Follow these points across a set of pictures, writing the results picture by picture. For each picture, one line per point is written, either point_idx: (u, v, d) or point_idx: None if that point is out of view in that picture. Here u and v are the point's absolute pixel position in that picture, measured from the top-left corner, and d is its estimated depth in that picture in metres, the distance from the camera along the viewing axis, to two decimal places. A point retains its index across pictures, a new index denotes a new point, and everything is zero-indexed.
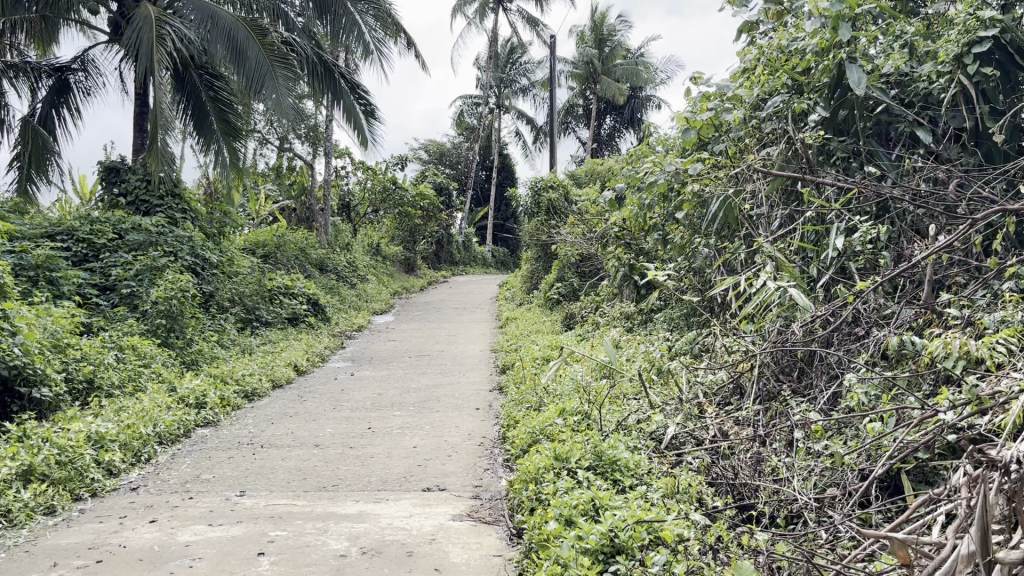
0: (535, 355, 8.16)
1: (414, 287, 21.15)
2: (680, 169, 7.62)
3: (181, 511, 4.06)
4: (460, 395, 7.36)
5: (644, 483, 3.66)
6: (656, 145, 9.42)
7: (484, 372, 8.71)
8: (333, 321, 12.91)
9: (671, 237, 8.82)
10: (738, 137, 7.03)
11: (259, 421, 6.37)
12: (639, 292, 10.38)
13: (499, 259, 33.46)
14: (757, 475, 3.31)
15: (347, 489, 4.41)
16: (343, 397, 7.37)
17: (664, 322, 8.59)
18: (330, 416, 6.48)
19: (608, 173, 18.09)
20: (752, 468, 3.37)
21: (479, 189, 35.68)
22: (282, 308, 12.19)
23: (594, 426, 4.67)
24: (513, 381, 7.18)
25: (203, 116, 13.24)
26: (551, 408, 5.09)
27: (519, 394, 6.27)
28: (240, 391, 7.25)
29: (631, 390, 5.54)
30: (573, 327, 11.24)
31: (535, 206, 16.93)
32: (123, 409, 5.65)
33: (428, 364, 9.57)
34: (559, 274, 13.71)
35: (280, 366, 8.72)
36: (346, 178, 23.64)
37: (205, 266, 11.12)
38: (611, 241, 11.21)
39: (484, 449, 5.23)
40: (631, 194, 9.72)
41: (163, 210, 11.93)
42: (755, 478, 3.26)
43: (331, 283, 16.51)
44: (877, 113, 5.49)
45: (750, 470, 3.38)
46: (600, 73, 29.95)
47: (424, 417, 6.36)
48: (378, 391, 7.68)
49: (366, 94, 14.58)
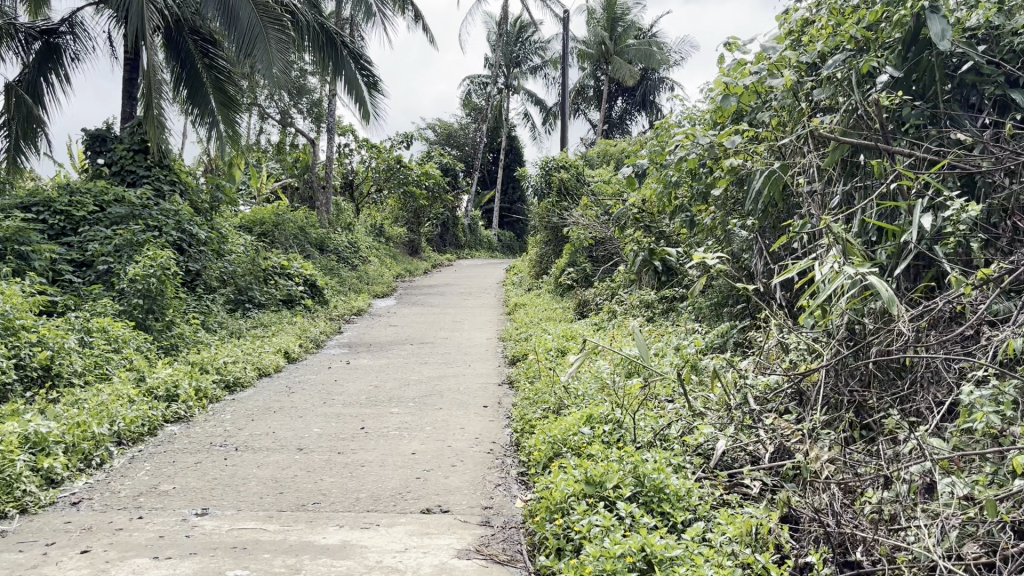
0: (550, 346, 7.40)
1: (417, 269, 20.39)
2: (714, 143, 6.82)
3: (123, 536, 3.31)
4: (466, 389, 6.61)
5: (701, 520, 2.94)
6: (683, 120, 8.60)
7: (492, 363, 7.97)
8: (331, 303, 12.15)
9: (699, 219, 8.06)
10: (784, 107, 6.23)
11: (239, 418, 5.62)
12: (660, 278, 9.60)
13: (505, 243, 32.66)
14: (874, 529, 2.60)
15: (332, 510, 3.66)
16: (336, 390, 6.62)
17: (691, 312, 7.83)
18: (318, 412, 5.73)
19: (622, 154, 17.27)
20: (867, 519, 2.65)
21: (487, 171, 34.85)
22: (276, 289, 11.44)
23: (627, 439, 3.92)
24: (526, 375, 6.44)
25: (199, 86, 12.45)
26: (575, 413, 4.33)
27: (533, 392, 5.52)
28: (220, 381, 6.51)
29: (667, 394, 4.79)
30: (587, 315, 10.47)
31: (546, 186, 16.15)
32: (77, 403, 4.91)
33: (431, 352, 8.84)
34: (571, 258, 12.94)
35: (269, 353, 7.98)
36: (349, 156, 22.85)
37: (192, 243, 10.34)
38: (629, 223, 10.44)
39: (495, 458, 4.48)
40: (654, 172, 8.93)
41: (150, 182, 11.16)
42: (874, 535, 2.54)
43: (331, 264, 15.76)
44: (960, 75, 4.68)
45: (861, 519, 2.66)
46: (613, 53, 29.02)
47: (425, 416, 5.61)
48: (374, 382, 6.94)
49: (371, 66, 13.76)
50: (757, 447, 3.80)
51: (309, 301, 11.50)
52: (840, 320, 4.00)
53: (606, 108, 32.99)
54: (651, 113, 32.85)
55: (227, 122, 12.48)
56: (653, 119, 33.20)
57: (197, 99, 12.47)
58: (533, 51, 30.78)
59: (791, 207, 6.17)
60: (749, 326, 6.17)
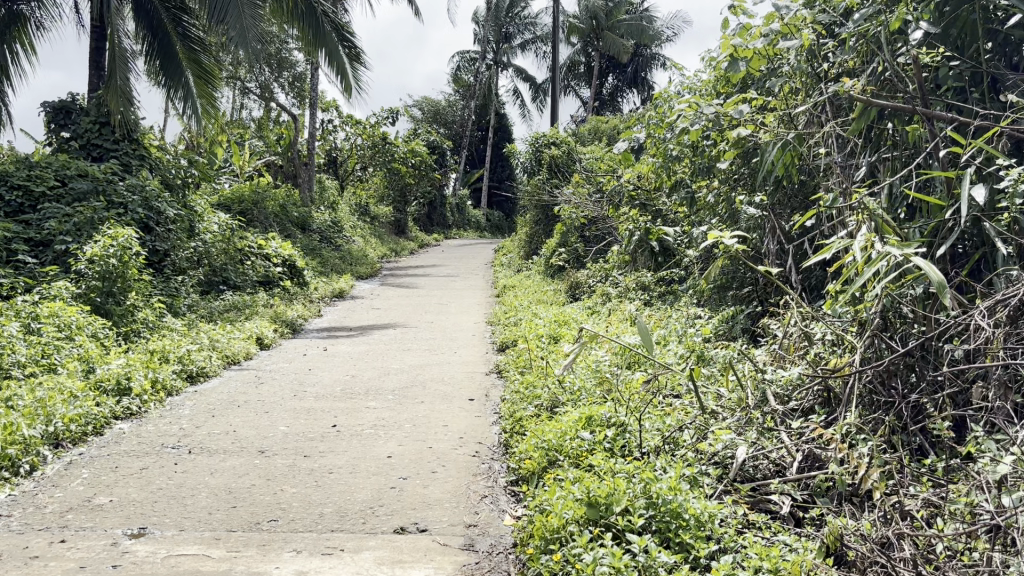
0: (541, 332, 6.88)
1: (404, 249, 19.84)
2: (720, 112, 6.30)
3: (38, 567, 2.79)
4: (450, 380, 6.09)
5: (728, 554, 2.44)
6: (683, 90, 8.06)
7: (479, 349, 7.49)
8: (311, 285, 11.60)
9: (701, 195, 7.55)
10: (799, 74, 5.69)
11: (198, 413, 5.08)
12: (656, 258, 9.08)
13: (493, 223, 32.08)
14: None
15: (290, 531, 3.14)
16: (309, 381, 6.10)
17: (692, 297, 7.33)
18: (285, 407, 5.20)
19: (615, 131, 16.72)
20: None
21: (475, 149, 34.23)
22: (253, 269, 10.88)
23: (632, 447, 3.41)
24: (516, 364, 5.94)
25: (172, 56, 11.78)
26: (572, 413, 3.82)
27: (524, 384, 5.01)
28: (182, 371, 5.97)
29: (674, 392, 4.29)
30: (580, 298, 9.95)
31: (537, 163, 15.59)
32: (9, 400, 4.36)
33: (414, 337, 8.34)
34: (562, 239, 12.42)
35: (240, 339, 7.45)
36: (333, 132, 22.20)
37: (160, 221, 9.74)
38: (624, 201, 9.91)
39: (480, 464, 3.97)
40: (651, 146, 8.39)
41: (117, 156, 10.58)
42: None
43: (312, 244, 15.20)
44: (1007, 30, 4.13)
45: None
46: (604, 28, 28.39)
47: (405, 411, 5.08)
48: (350, 372, 6.41)
49: (353, 37, 13.13)
50: (782, 454, 3.31)
51: (288, 283, 10.95)
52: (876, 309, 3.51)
53: (597, 85, 32.35)
54: (642, 90, 32.25)
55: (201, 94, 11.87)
56: (645, 96, 32.60)
57: (170, 70, 11.80)
58: (522, 26, 30.10)
59: (808, 182, 5.66)
60: (760, 310, 5.69)
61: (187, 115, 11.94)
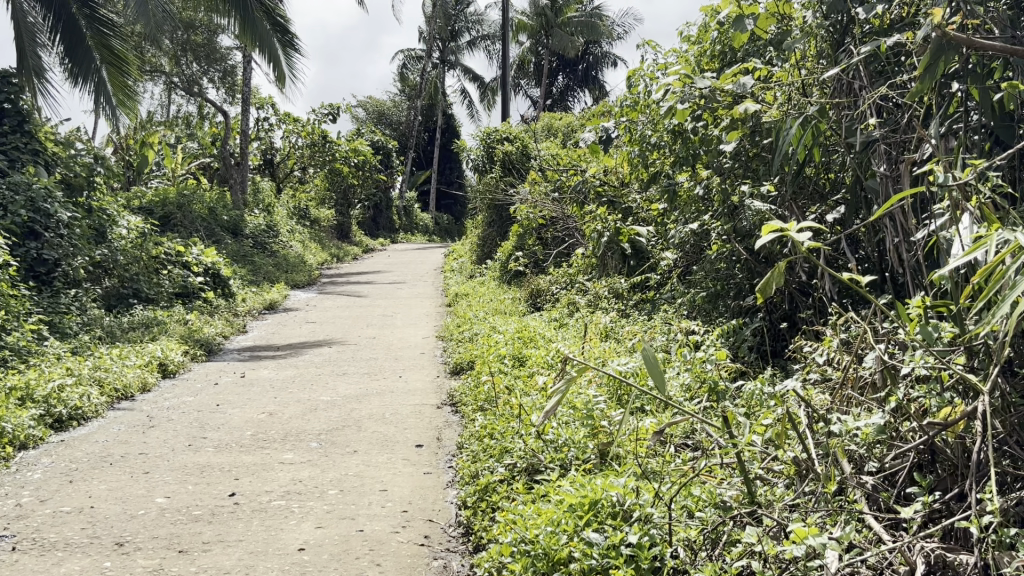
0: (503, 351, 5.72)
1: (346, 255, 18.53)
2: (716, 86, 5.20)
3: None
4: (393, 417, 4.88)
5: None
6: (661, 71, 6.97)
7: (428, 372, 6.30)
8: (238, 297, 10.25)
9: (687, 187, 6.47)
10: (820, 32, 4.64)
11: (53, 477, 3.80)
12: (627, 262, 7.99)
13: (442, 227, 30.75)
14: None
15: None
16: (212, 423, 4.82)
17: (681, 306, 6.23)
18: (172, 466, 3.93)
19: (571, 128, 15.61)
20: None
21: (423, 150, 32.97)
22: (168, 280, 9.52)
23: (664, 558, 2.29)
24: (475, 396, 4.77)
25: (76, 40, 9.36)
26: (564, 494, 2.68)
27: (488, 431, 3.84)
28: (45, 415, 4.65)
29: (703, 451, 3.13)
30: (542, 307, 8.82)
31: (489, 160, 14.45)
32: None
33: (353, 357, 7.12)
34: (518, 241, 11.30)
35: (136, 365, 6.14)
36: (270, 131, 20.64)
37: (50, 225, 8.32)
38: (590, 198, 8.81)
39: (431, 560, 2.79)
40: (624, 135, 7.28)
41: (4, 150, 8.94)
42: None
43: (243, 251, 13.81)
44: None
45: None
46: (554, 25, 27.31)
47: (332, 468, 3.86)
48: (269, 408, 5.16)
49: (287, 22, 11.73)
50: (889, 561, 2.20)
51: (209, 295, 9.59)
52: (985, 338, 2.46)
53: (548, 84, 31.37)
54: (594, 89, 31.20)
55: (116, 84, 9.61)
56: (596, 96, 31.67)
57: (75, 57, 9.42)
58: (470, 24, 28.90)
59: (831, 164, 4.63)
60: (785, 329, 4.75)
61: (100, 111, 9.69)
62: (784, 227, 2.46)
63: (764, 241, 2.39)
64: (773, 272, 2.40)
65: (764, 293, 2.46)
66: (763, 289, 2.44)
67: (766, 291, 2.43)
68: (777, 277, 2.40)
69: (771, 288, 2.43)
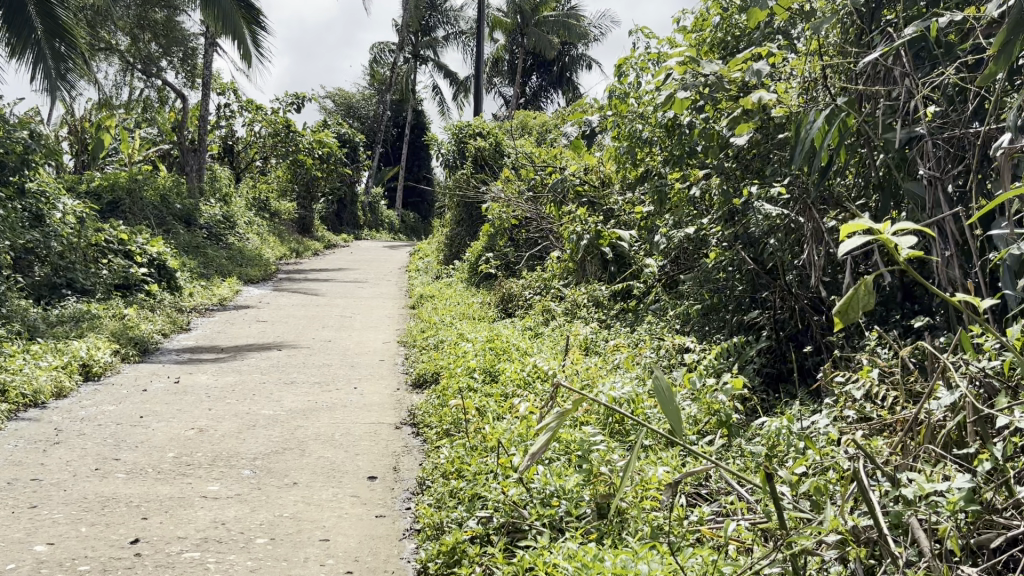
0: (472, 364, 5.06)
1: (307, 251, 17.73)
2: (724, 72, 4.61)
3: None
4: (344, 438, 4.20)
5: None
6: (655, 59, 6.34)
7: (386, 384, 5.62)
8: (185, 291, 9.45)
9: (679, 187, 5.85)
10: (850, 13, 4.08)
11: None
12: (608, 268, 7.39)
13: (408, 225, 29.98)
14: None
15: None
16: (129, 440, 4.09)
17: (670, 318, 5.62)
18: (70, 500, 3.22)
19: (545, 127, 15.00)
20: None
21: (392, 146, 32.16)
22: (107, 271, 8.69)
23: None
24: (439, 419, 4.10)
25: (16, 4, 7.95)
26: None
27: (455, 468, 3.18)
28: None
29: (728, 512, 2.51)
30: (513, 313, 8.18)
31: (459, 156, 13.77)
32: None
33: (304, 363, 6.41)
34: (488, 241, 10.65)
35: (52, 367, 5.36)
36: (231, 118, 19.73)
37: None
38: (568, 198, 8.17)
39: None
40: (610, 129, 6.65)
41: None
42: None
43: (197, 242, 12.98)
44: None
45: None
46: (530, 24, 26.75)
47: (265, 506, 3.17)
48: (200, 423, 4.45)
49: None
50: None
51: (153, 289, 8.79)
52: None
53: (522, 84, 30.79)
54: (568, 91, 30.70)
55: (64, 58, 8.33)
56: (570, 99, 31.16)
57: (13, 24, 8.01)
58: (444, 19, 28.20)
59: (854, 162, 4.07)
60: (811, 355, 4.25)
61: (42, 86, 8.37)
62: (881, 229, 1.73)
63: (851, 245, 1.70)
64: (859, 289, 1.75)
65: (844, 316, 1.81)
66: (843, 311, 1.79)
67: (848, 312, 1.79)
68: (865, 294, 1.75)
69: (856, 309, 1.77)
